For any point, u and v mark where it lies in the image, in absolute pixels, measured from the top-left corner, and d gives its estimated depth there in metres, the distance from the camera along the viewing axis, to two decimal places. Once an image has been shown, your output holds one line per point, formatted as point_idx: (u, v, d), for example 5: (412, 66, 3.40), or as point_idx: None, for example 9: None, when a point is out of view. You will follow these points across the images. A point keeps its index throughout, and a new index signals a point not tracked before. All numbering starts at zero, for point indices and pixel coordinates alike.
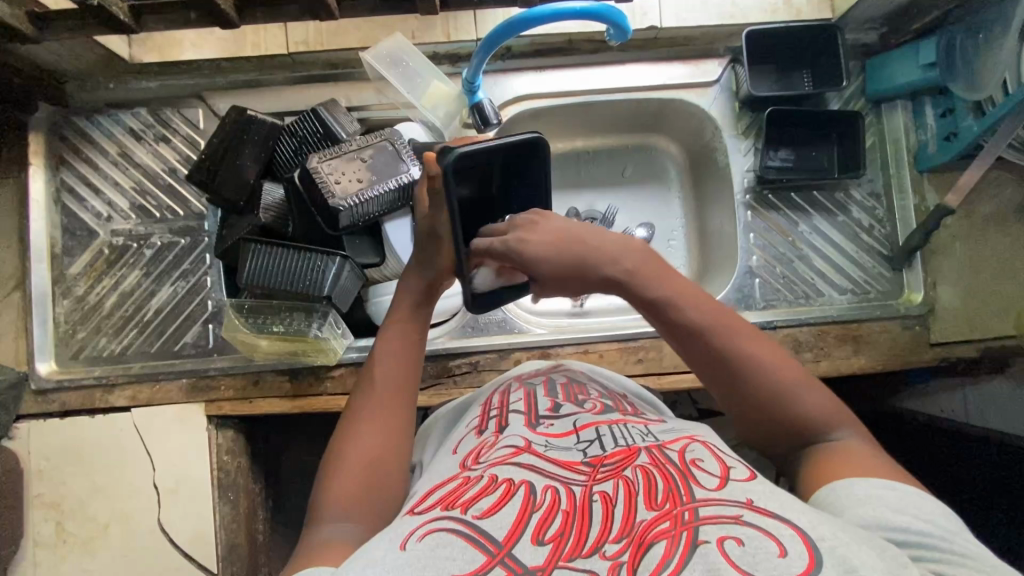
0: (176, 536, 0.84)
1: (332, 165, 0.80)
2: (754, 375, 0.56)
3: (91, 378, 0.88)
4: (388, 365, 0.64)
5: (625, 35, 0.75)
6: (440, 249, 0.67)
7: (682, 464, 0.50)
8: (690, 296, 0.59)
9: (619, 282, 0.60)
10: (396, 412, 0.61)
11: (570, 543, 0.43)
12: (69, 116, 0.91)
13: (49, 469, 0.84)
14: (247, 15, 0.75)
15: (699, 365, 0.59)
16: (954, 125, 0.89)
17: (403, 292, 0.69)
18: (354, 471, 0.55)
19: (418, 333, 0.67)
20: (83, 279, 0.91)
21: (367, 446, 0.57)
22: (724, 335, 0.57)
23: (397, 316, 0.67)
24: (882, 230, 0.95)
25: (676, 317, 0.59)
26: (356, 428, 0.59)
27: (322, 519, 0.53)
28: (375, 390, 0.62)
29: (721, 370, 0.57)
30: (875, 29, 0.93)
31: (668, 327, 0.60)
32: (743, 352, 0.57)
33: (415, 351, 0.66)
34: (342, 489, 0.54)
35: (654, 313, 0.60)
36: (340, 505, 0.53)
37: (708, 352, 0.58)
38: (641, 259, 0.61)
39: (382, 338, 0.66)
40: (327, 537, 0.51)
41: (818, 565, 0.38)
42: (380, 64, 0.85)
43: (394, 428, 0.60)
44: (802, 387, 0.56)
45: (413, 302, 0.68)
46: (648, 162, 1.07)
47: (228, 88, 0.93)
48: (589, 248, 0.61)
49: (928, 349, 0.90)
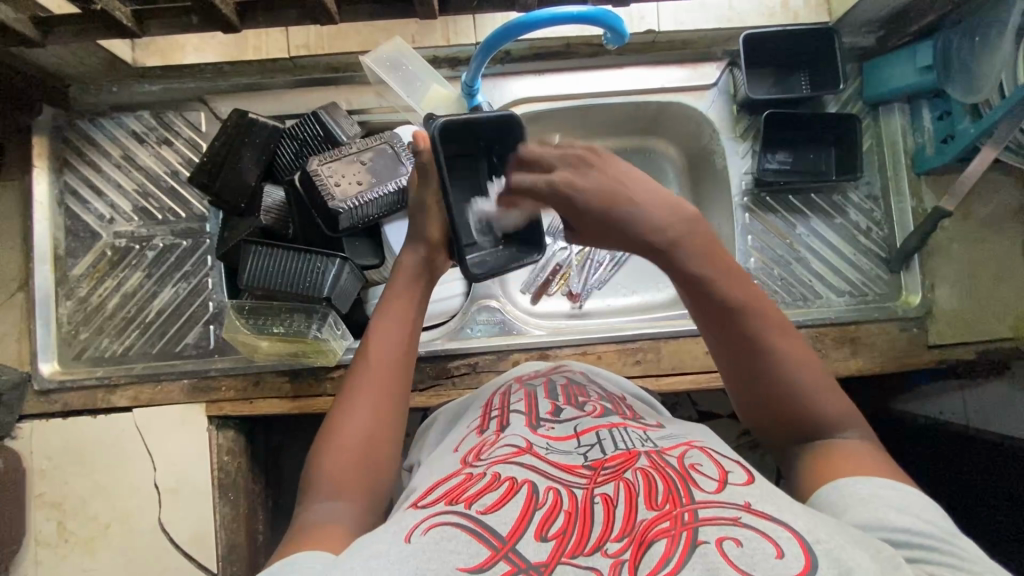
0: (176, 535, 0.85)
1: (332, 167, 0.80)
2: (780, 365, 0.56)
3: (93, 378, 0.89)
4: (384, 341, 0.64)
5: (622, 39, 0.75)
6: (429, 219, 0.72)
7: (681, 468, 0.50)
8: (732, 278, 0.59)
9: (662, 256, 0.60)
10: (391, 385, 0.61)
11: (573, 540, 0.44)
12: (73, 119, 0.93)
13: (51, 468, 0.85)
14: (248, 20, 0.76)
15: (726, 348, 0.58)
16: (952, 127, 0.90)
17: (400, 266, 0.70)
18: (346, 450, 0.56)
19: (412, 306, 0.67)
20: (86, 280, 0.92)
21: (360, 425, 0.58)
22: (758, 321, 0.57)
23: (392, 291, 0.68)
24: (880, 233, 0.95)
25: (715, 298, 0.58)
26: (350, 405, 0.59)
27: (317, 496, 0.54)
28: (371, 366, 0.62)
29: (748, 356, 0.57)
30: (873, 33, 0.93)
31: (704, 305, 0.59)
32: (776, 339, 0.57)
33: (410, 324, 0.66)
34: (333, 468, 0.55)
35: (693, 290, 0.59)
36: (330, 484, 0.54)
37: (738, 335, 0.57)
38: (687, 230, 0.60)
39: (381, 313, 0.66)
40: (316, 516, 0.52)
41: (815, 567, 0.39)
42: (380, 67, 0.86)
43: (388, 406, 0.60)
44: (821, 387, 0.56)
45: (409, 276, 0.69)
46: (647, 164, 1.07)
47: (230, 91, 0.94)
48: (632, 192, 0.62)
49: (926, 350, 0.90)
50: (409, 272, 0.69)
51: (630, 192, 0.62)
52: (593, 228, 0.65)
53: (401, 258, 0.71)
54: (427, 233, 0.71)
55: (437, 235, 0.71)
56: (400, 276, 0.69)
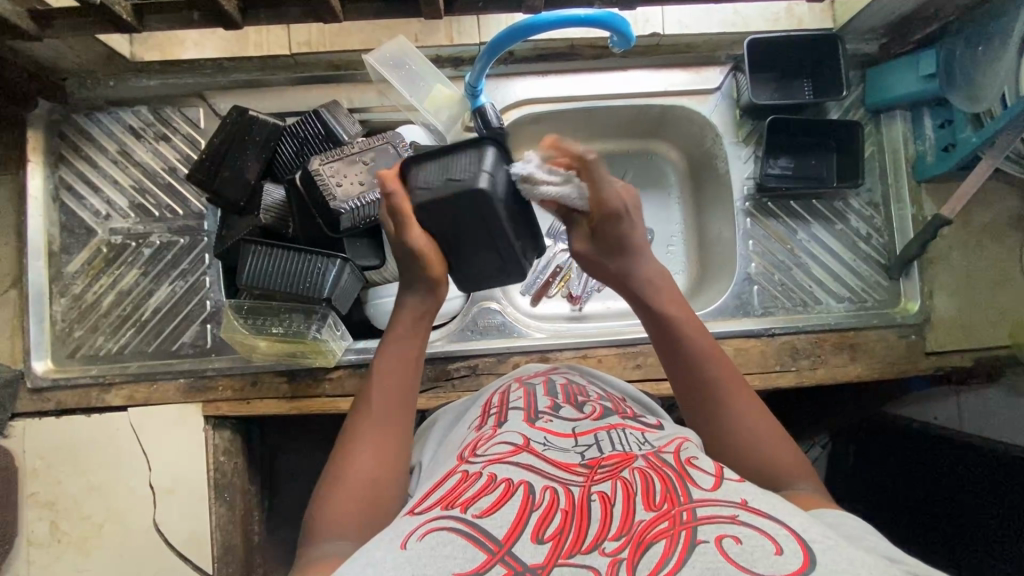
0: (169, 535, 0.84)
1: (333, 167, 0.79)
2: (728, 400, 0.61)
3: (88, 377, 0.88)
4: (387, 383, 0.64)
5: (628, 42, 0.75)
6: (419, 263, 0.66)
7: (679, 465, 0.50)
8: (697, 326, 0.66)
9: (639, 295, 0.68)
10: (395, 431, 0.61)
11: (569, 540, 0.43)
12: (68, 114, 0.91)
13: (43, 468, 0.84)
14: (250, 16, 0.75)
15: (685, 382, 0.63)
16: (953, 136, 0.90)
17: (402, 310, 0.68)
18: (347, 491, 0.56)
19: (417, 351, 0.67)
20: (82, 277, 0.90)
21: (362, 465, 0.58)
22: (710, 363, 0.63)
23: (396, 333, 0.67)
24: (880, 240, 0.96)
25: (680, 338, 0.65)
26: (353, 445, 0.59)
27: (323, 531, 0.54)
28: (374, 407, 0.62)
29: (698, 397, 0.62)
30: (876, 39, 0.94)
31: (666, 340, 0.65)
32: (717, 379, 0.62)
33: (414, 369, 0.66)
34: (338, 509, 0.55)
35: (659, 327, 0.66)
36: (337, 519, 0.54)
37: (694, 378, 0.63)
38: (663, 278, 0.69)
39: (382, 355, 0.66)
40: (320, 556, 0.51)
41: (813, 563, 0.38)
42: (382, 65, 0.86)
43: (392, 446, 0.60)
44: (760, 420, 0.59)
45: (412, 318, 0.68)
46: (648, 168, 1.07)
47: (229, 87, 0.93)
48: (636, 246, 0.69)
49: (923, 357, 0.91)
50: (413, 315, 0.68)
51: (638, 251, 0.69)
52: (605, 275, 0.70)
53: (406, 301, 0.68)
54: (421, 273, 0.67)
55: (438, 272, 0.67)
56: (405, 316, 0.68)
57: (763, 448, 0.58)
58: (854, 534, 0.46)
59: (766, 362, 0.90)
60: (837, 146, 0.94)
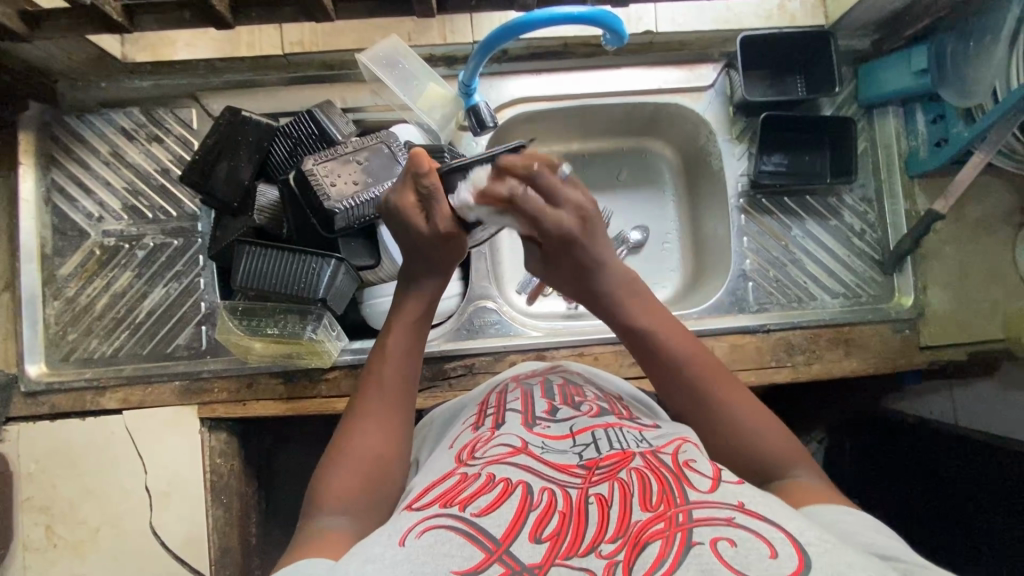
0: (167, 539, 0.83)
1: (326, 167, 0.78)
2: (701, 390, 0.62)
3: (82, 380, 0.87)
4: (389, 374, 0.63)
5: (622, 40, 0.75)
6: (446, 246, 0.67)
7: (676, 467, 0.50)
8: (670, 333, 0.66)
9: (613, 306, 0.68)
10: (394, 419, 0.61)
11: (567, 541, 0.43)
12: (60, 116, 0.91)
13: (38, 472, 0.84)
14: (242, 16, 0.75)
15: (666, 392, 0.64)
16: (946, 131, 0.91)
17: (407, 304, 0.68)
18: (351, 467, 0.56)
19: (419, 346, 0.67)
20: (75, 280, 0.90)
21: (366, 443, 0.58)
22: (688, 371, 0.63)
23: (399, 324, 0.67)
24: (874, 235, 0.96)
25: (655, 352, 0.65)
26: (360, 424, 0.60)
27: (321, 509, 0.53)
28: (377, 395, 0.62)
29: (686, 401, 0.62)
30: (868, 36, 0.95)
31: (643, 353, 0.67)
32: (702, 385, 0.62)
33: (415, 362, 0.66)
34: (341, 482, 0.55)
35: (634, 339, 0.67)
36: (337, 497, 0.54)
37: (676, 387, 0.63)
38: (635, 291, 0.69)
39: (390, 334, 0.66)
40: (321, 528, 0.51)
41: (808, 567, 0.38)
42: (374, 64, 0.86)
43: (397, 432, 0.61)
44: (740, 403, 0.60)
45: (414, 319, 0.67)
46: (642, 165, 1.08)
47: (221, 88, 0.92)
48: (598, 262, 0.68)
49: (918, 352, 0.92)
50: (417, 311, 0.68)
51: (606, 266, 0.68)
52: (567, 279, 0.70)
53: (407, 302, 0.68)
54: (444, 256, 0.68)
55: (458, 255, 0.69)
56: (410, 311, 0.67)
57: (759, 442, 0.58)
58: (852, 532, 0.46)
59: (762, 358, 0.90)
60: (832, 142, 0.94)
